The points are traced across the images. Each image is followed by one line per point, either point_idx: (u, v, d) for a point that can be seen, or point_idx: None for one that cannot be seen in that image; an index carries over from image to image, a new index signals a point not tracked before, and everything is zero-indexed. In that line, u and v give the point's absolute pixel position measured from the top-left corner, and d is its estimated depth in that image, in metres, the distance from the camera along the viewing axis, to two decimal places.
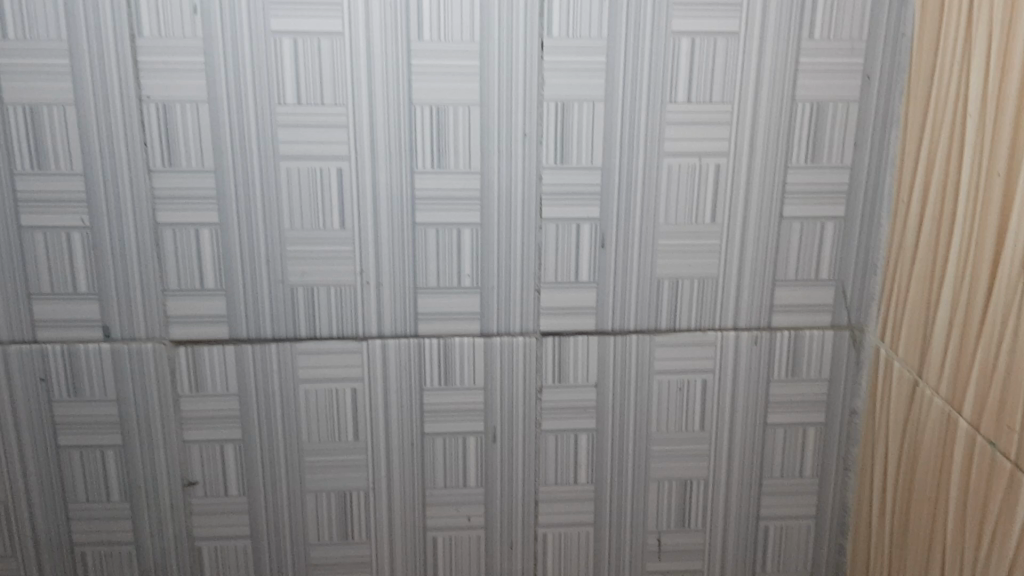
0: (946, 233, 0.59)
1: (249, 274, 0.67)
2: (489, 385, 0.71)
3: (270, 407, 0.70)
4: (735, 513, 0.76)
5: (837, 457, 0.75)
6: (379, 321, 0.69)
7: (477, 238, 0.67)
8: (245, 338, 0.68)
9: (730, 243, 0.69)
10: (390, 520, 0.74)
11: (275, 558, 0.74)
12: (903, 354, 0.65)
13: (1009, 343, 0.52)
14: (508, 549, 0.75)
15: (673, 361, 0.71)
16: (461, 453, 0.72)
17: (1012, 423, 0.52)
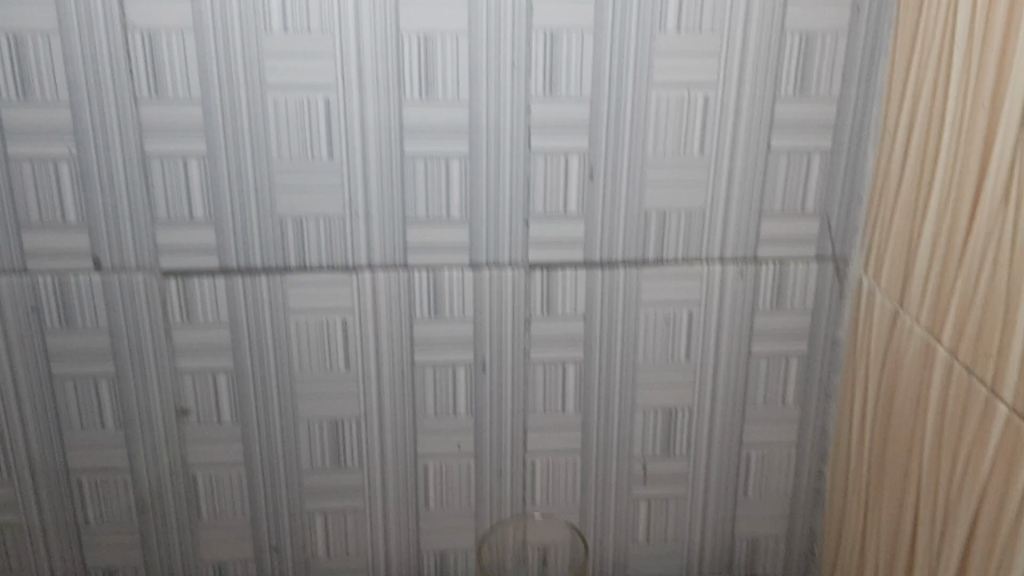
0: (931, 165, 0.59)
1: (238, 205, 0.67)
2: (479, 315, 0.72)
3: (261, 337, 0.71)
4: (719, 441, 0.78)
5: (819, 385, 0.77)
6: (369, 252, 0.69)
7: (465, 169, 0.67)
8: (235, 269, 0.69)
9: (718, 175, 0.69)
10: (382, 447, 0.75)
11: (269, 484, 0.76)
12: (886, 286, 0.66)
13: (988, 274, 0.52)
14: (497, 475, 0.77)
15: (660, 292, 0.72)
16: (451, 382, 0.74)
17: (988, 351, 0.53)
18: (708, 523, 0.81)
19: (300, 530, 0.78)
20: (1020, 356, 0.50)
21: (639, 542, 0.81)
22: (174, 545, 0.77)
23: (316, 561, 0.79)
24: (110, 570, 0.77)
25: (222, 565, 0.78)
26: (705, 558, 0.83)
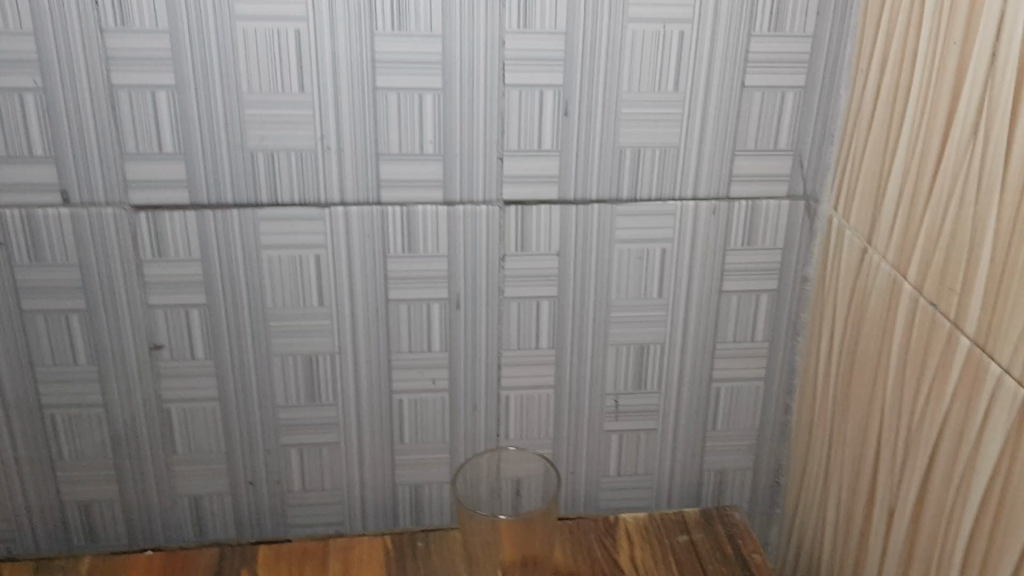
0: (902, 103, 0.59)
1: (208, 139, 0.66)
2: (452, 251, 0.72)
3: (234, 273, 0.71)
4: (690, 376, 0.79)
5: (787, 322, 0.78)
6: (342, 187, 0.69)
7: (439, 104, 0.67)
8: (206, 204, 0.68)
9: (692, 112, 0.69)
10: (356, 383, 0.76)
11: (244, 418, 0.76)
12: (855, 223, 0.67)
13: (955, 210, 0.53)
14: (471, 410, 0.78)
15: (633, 229, 0.73)
16: (425, 318, 0.74)
17: (953, 286, 0.54)
18: (678, 456, 0.83)
19: (276, 464, 0.78)
20: (984, 291, 0.51)
21: (611, 475, 0.83)
22: (150, 479, 0.78)
23: (292, 494, 0.80)
24: (86, 503, 0.78)
25: (198, 499, 0.79)
26: (675, 490, 0.84)
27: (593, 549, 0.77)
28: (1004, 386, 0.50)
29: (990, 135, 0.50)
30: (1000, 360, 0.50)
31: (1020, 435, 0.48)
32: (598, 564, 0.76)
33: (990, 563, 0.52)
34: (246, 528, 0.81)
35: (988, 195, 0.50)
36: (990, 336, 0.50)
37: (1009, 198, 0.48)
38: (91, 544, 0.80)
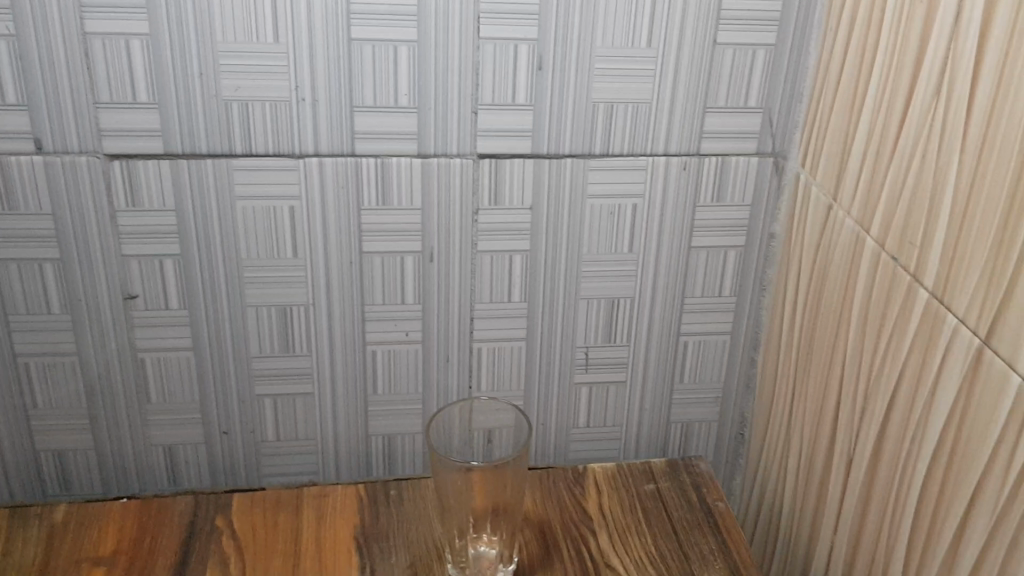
0: (869, 61, 0.60)
1: (182, 88, 0.66)
2: (426, 205, 0.72)
3: (208, 224, 0.71)
4: (658, 330, 0.81)
5: (754, 278, 0.79)
6: (316, 139, 0.69)
7: (413, 57, 0.67)
8: (180, 154, 0.68)
9: (664, 69, 0.70)
10: (330, 334, 0.77)
11: (218, 368, 0.77)
12: (822, 180, 0.68)
13: (917, 166, 0.55)
14: (443, 362, 0.79)
15: (605, 185, 0.74)
16: (398, 271, 0.75)
17: (913, 240, 0.55)
18: (645, 408, 0.85)
19: (250, 414, 0.79)
20: (943, 244, 0.52)
21: (580, 426, 0.85)
22: (124, 429, 0.79)
23: (266, 444, 0.81)
24: (60, 451, 0.79)
25: (172, 448, 0.80)
26: (642, 442, 0.87)
27: (562, 497, 0.79)
28: (960, 336, 0.51)
29: (952, 92, 0.51)
30: (956, 311, 0.52)
31: (974, 382, 0.50)
32: (567, 511, 0.78)
33: (943, 504, 0.54)
34: (221, 478, 0.82)
35: (949, 151, 0.51)
36: (948, 287, 0.52)
37: (969, 153, 0.50)
38: (65, 492, 0.81)
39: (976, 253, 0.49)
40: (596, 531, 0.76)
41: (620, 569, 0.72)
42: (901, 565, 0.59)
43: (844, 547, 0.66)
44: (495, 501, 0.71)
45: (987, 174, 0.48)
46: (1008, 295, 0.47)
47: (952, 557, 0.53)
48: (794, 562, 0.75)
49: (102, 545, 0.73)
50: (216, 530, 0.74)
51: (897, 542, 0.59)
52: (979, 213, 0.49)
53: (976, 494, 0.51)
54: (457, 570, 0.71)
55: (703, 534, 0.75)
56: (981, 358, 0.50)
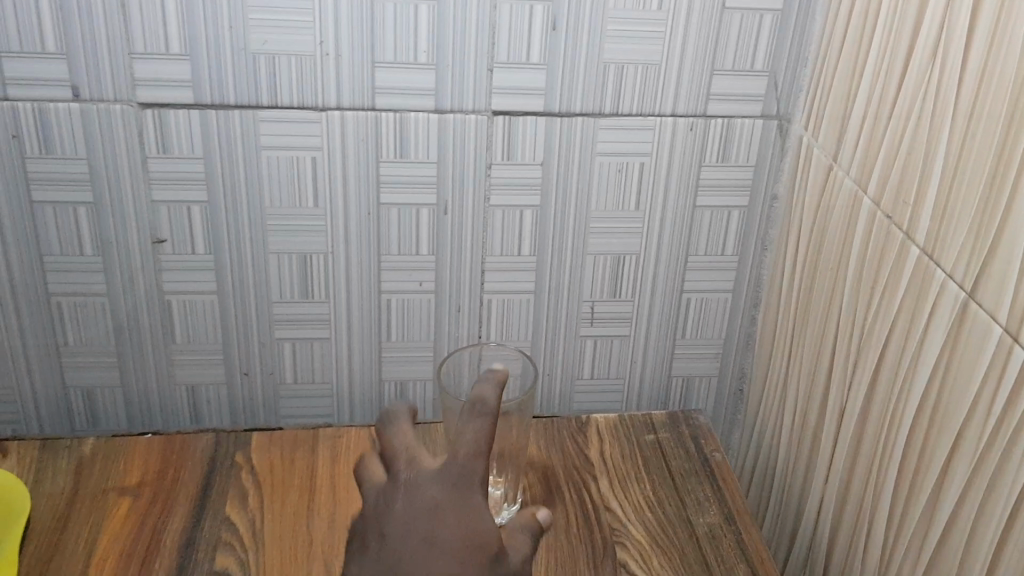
0: (870, 26, 0.63)
1: (212, 41, 0.69)
2: (442, 158, 0.75)
3: (234, 172, 0.74)
4: (663, 285, 0.84)
5: (756, 237, 0.82)
6: (339, 93, 0.72)
7: (433, 14, 0.70)
8: (210, 104, 0.71)
9: (675, 32, 0.72)
10: (348, 282, 0.80)
11: (240, 311, 0.81)
12: (823, 142, 0.71)
13: (913, 126, 0.57)
14: (456, 311, 0.83)
15: (614, 143, 0.76)
16: (414, 223, 0.78)
17: (906, 198, 0.58)
18: (648, 360, 0.88)
19: (269, 357, 0.83)
20: (933, 202, 0.55)
21: (585, 377, 0.88)
22: (149, 368, 0.83)
23: (284, 386, 0.85)
24: (89, 388, 0.83)
25: (194, 388, 0.84)
26: (644, 393, 0.90)
27: (566, 444, 0.83)
28: (947, 290, 0.54)
29: (946, 55, 0.54)
30: (944, 264, 0.54)
31: (959, 333, 0.53)
32: (570, 458, 0.81)
33: (926, 456, 0.56)
34: (240, 417, 0.86)
35: (943, 112, 0.54)
36: (936, 243, 0.55)
37: (960, 114, 0.52)
38: (92, 427, 0.85)
39: (964, 211, 0.52)
40: (597, 477, 0.79)
41: (619, 512, 0.75)
42: (887, 515, 0.61)
43: (833, 497, 0.69)
44: (506, 446, 0.75)
45: (977, 134, 0.51)
46: (994, 248, 0.49)
47: (933, 501, 0.56)
48: (787, 511, 0.79)
49: (127, 476, 0.77)
50: (234, 465, 0.78)
51: (883, 490, 0.62)
52: (968, 172, 0.51)
53: (956, 441, 0.53)
54: None
55: (700, 482, 0.79)
56: (966, 311, 0.52)
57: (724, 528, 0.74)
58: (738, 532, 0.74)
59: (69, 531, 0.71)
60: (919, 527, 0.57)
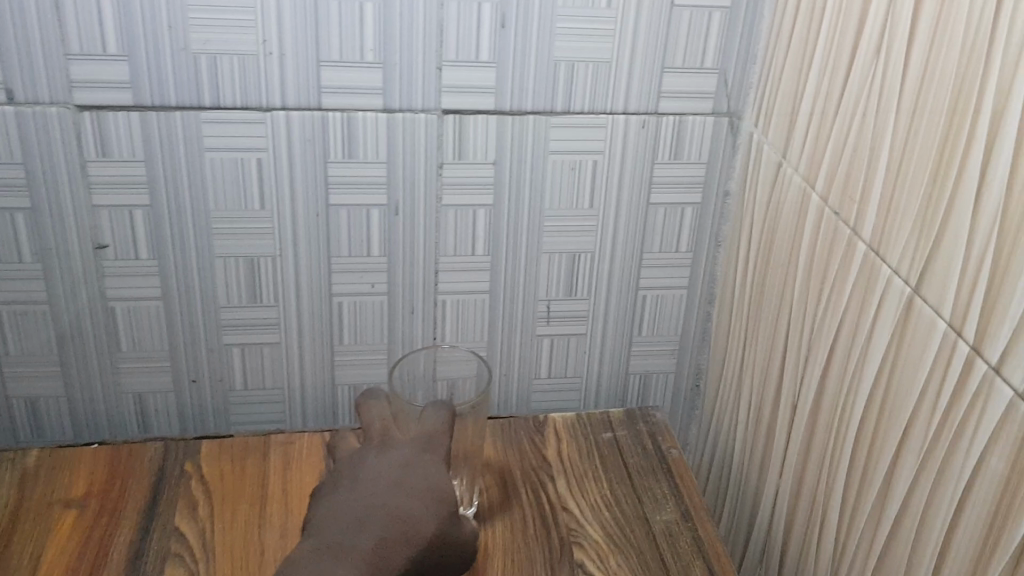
0: (817, 22, 0.63)
1: (151, 40, 0.67)
2: (392, 158, 0.74)
3: (176, 175, 0.73)
4: (618, 283, 0.84)
5: (710, 233, 0.82)
6: (283, 93, 0.70)
7: (379, 12, 0.68)
8: (150, 106, 0.70)
9: (624, 29, 0.72)
10: (297, 284, 0.79)
11: (186, 316, 0.79)
12: (773, 138, 0.71)
13: (859, 122, 0.57)
14: (409, 313, 0.82)
15: (566, 141, 0.76)
16: (365, 224, 0.77)
17: (853, 194, 0.58)
18: (605, 359, 0.88)
19: (218, 363, 0.82)
20: (879, 198, 0.55)
21: (541, 377, 0.88)
22: (94, 376, 0.81)
23: (234, 392, 0.84)
24: (32, 398, 0.81)
25: (142, 396, 0.82)
26: (602, 391, 0.90)
27: (522, 445, 0.82)
28: (893, 285, 0.54)
29: (891, 51, 0.53)
30: (890, 261, 0.54)
31: (905, 329, 0.53)
32: (526, 458, 0.81)
33: (875, 452, 0.56)
34: (190, 424, 0.85)
35: (887, 109, 0.54)
36: (882, 240, 0.55)
37: (904, 110, 0.52)
38: (37, 438, 0.83)
39: (908, 207, 0.52)
40: (553, 477, 0.79)
41: (575, 512, 0.75)
42: (839, 510, 0.61)
43: (787, 492, 0.69)
44: (466, 448, 0.74)
45: (920, 130, 0.50)
46: (937, 243, 0.49)
47: (884, 494, 0.55)
48: (743, 507, 0.79)
49: (73, 488, 0.75)
50: (184, 474, 0.77)
51: (835, 485, 0.62)
52: (912, 167, 0.51)
53: (905, 435, 0.53)
54: None
55: (656, 479, 0.79)
56: (911, 306, 0.52)
57: (679, 525, 0.74)
58: (695, 529, 0.74)
59: (13, 546, 0.69)
60: (870, 521, 0.57)
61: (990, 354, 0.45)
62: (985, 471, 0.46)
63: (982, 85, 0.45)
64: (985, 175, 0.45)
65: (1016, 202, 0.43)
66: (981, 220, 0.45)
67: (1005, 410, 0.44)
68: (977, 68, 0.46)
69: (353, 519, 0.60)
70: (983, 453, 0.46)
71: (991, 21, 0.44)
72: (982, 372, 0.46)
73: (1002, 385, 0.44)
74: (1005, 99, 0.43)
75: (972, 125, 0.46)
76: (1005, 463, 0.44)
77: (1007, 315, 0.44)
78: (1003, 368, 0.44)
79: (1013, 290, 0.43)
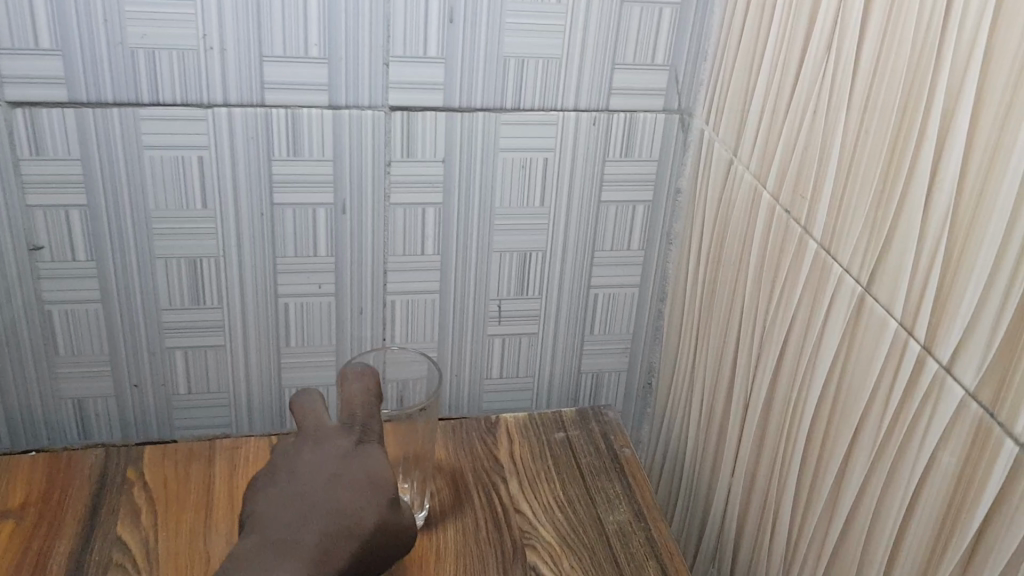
0: (767, 21, 0.63)
1: (86, 34, 0.65)
2: (338, 155, 0.73)
3: (115, 173, 0.70)
4: (569, 281, 0.83)
5: (662, 230, 0.82)
6: (225, 89, 0.68)
7: (323, 6, 0.67)
8: (86, 103, 0.67)
9: (574, 25, 0.71)
10: (241, 284, 0.77)
11: (127, 318, 0.77)
12: (724, 136, 0.70)
13: (809, 120, 0.57)
14: (357, 313, 0.80)
15: (516, 139, 0.75)
16: (311, 223, 0.75)
17: (804, 193, 0.58)
18: (557, 358, 0.87)
19: (160, 366, 0.80)
20: (830, 197, 0.55)
21: (493, 377, 0.87)
22: (31, 381, 0.78)
23: (177, 396, 0.81)
24: None
25: (82, 401, 0.80)
26: (554, 390, 0.89)
27: (474, 446, 0.81)
28: (844, 285, 0.54)
29: (841, 49, 0.53)
30: (841, 260, 0.54)
31: (856, 327, 0.52)
32: (479, 460, 0.79)
33: (827, 451, 0.56)
34: (132, 430, 0.82)
35: (838, 107, 0.54)
36: (833, 239, 0.54)
37: (855, 109, 0.52)
38: None
39: (860, 206, 0.52)
40: (506, 478, 0.78)
41: (528, 514, 0.74)
42: (791, 508, 0.61)
43: (740, 490, 0.69)
44: (405, 454, 0.72)
45: (870, 129, 0.50)
46: (888, 244, 0.49)
47: (836, 493, 0.55)
48: (696, 505, 0.78)
49: (10, 498, 0.72)
50: (126, 481, 0.74)
51: (787, 484, 0.62)
52: (863, 165, 0.51)
53: (857, 433, 0.53)
54: None
55: (610, 479, 0.78)
56: (863, 305, 0.52)
57: (633, 525, 0.74)
58: (648, 529, 0.73)
59: None
60: (822, 520, 0.57)
61: (941, 353, 0.45)
62: (936, 468, 0.46)
63: (933, 83, 0.45)
64: (936, 170, 0.45)
65: (967, 201, 0.43)
66: (932, 218, 0.45)
67: (956, 409, 0.44)
68: (927, 67, 0.45)
69: (293, 516, 0.59)
70: (935, 451, 0.46)
71: (941, 19, 0.44)
72: (933, 370, 0.46)
73: (954, 384, 0.44)
74: (956, 98, 0.43)
75: (923, 123, 0.46)
76: (957, 460, 0.44)
77: (958, 314, 0.44)
78: (955, 367, 0.44)
79: (964, 288, 0.43)
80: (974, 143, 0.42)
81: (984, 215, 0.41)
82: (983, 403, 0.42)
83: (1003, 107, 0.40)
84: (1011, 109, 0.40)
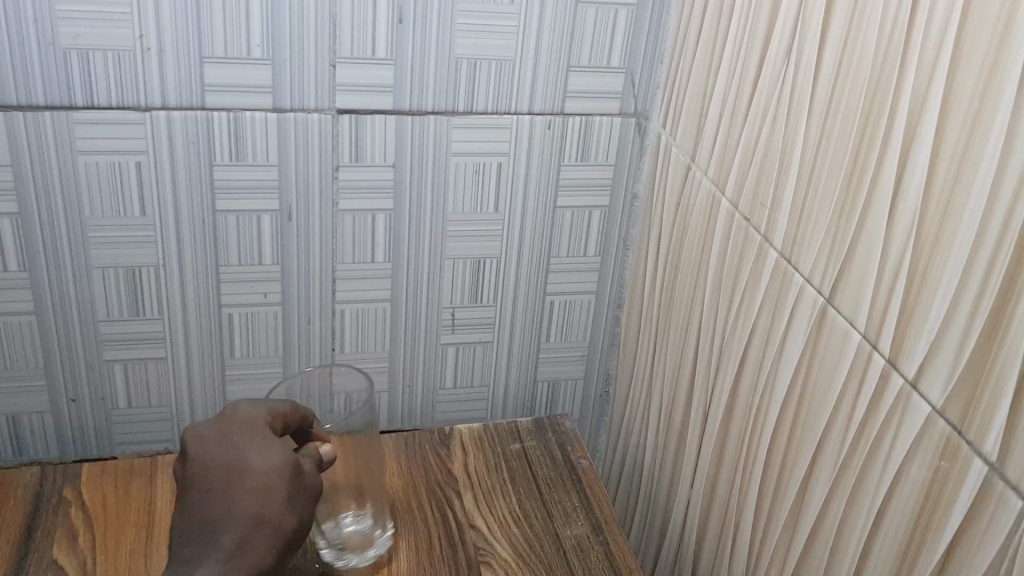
0: (725, 23, 0.61)
1: (15, 33, 0.62)
2: (283, 160, 0.70)
3: (48, 179, 0.67)
4: (524, 289, 0.81)
5: (618, 236, 0.80)
6: (163, 91, 0.66)
7: (266, 6, 0.64)
8: (16, 105, 0.64)
9: (527, 27, 0.69)
10: (183, 294, 0.74)
11: (63, 331, 0.74)
12: (681, 140, 0.69)
13: (769, 125, 0.56)
14: (305, 323, 0.78)
15: (469, 143, 0.73)
16: (255, 230, 0.72)
17: (764, 199, 0.56)
18: (512, 367, 0.85)
19: (98, 380, 0.76)
20: (791, 204, 0.53)
21: (447, 387, 0.85)
22: None
23: (117, 411, 0.78)
24: None
25: (16, 417, 0.76)
26: (509, 398, 0.87)
27: (427, 460, 0.79)
28: (806, 295, 0.52)
29: (802, 51, 0.52)
30: (803, 269, 0.52)
31: (819, 337, 0.51)
32: (432, 474, 0.77)
33: (788, 464, 0.55)
34: (69, 447, 0.79)
35: (799, 112, 0.52)
36: (795, 248, 0.53)
37: (817, 113, 0.51)
38: None
39: (821, 215, 0.50)
40: (460, 492, 0.75)
41: (483, 529, 0.72)
42: (752, 522, 0.60)
43: (699, 502, 0.68)
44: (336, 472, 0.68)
45: (833, 135, 0.49)
46: (851, 254, 0.48)
47: (799, 509, 0.54)
48: (654, 517, 0.77)
49: None
50: (63, 501, 0.71)
51: (748, 497, 0.60)
52: (825, 173, 0.50)
53: (820, 443, 0.51)
54: (332, 555, 0.68)
55: (567, 491, 0.76)
56: (826, 316, 0.50)
57: (591, 539, 0.72)
58: (606, 542, 0.71)
59: None
60: (784, 535, 0.56)
61: (907, 368, 0.44)
62: (902, 485, 0.44)
63: (898, 89, 0.44)
64: (901, 177, 0.44)
65: (933, 210, 0.41)
66: (897, 227, 0.44)
67: (923, 425, 0.43)
68: (892, 73, 0.44)
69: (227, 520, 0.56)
70: (901, 466, 0.44)
71: (906, 22, 0.43)
72: (899, 385, 0.44)
73: (920, 400, 0.43)
74: (923, 104, 0.42)
75: (888, 130, 0.44)
76: (924, 476, 0.43)
77: (925, 327, 0.42)
78: (921, 382, 0.43)
79: (932, 298, 0.42)
80: (941, 151, 0.41)
81: (953, 226, 0.40)
82: (951, 420, 0.41)
83: (972, 113, 0.39)
84: (980, 114, 0.38)
